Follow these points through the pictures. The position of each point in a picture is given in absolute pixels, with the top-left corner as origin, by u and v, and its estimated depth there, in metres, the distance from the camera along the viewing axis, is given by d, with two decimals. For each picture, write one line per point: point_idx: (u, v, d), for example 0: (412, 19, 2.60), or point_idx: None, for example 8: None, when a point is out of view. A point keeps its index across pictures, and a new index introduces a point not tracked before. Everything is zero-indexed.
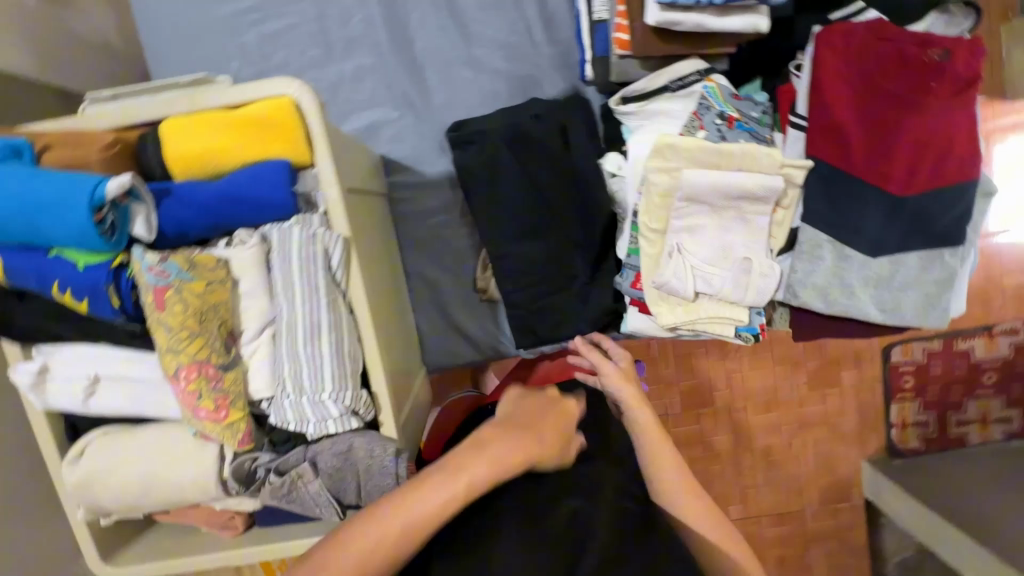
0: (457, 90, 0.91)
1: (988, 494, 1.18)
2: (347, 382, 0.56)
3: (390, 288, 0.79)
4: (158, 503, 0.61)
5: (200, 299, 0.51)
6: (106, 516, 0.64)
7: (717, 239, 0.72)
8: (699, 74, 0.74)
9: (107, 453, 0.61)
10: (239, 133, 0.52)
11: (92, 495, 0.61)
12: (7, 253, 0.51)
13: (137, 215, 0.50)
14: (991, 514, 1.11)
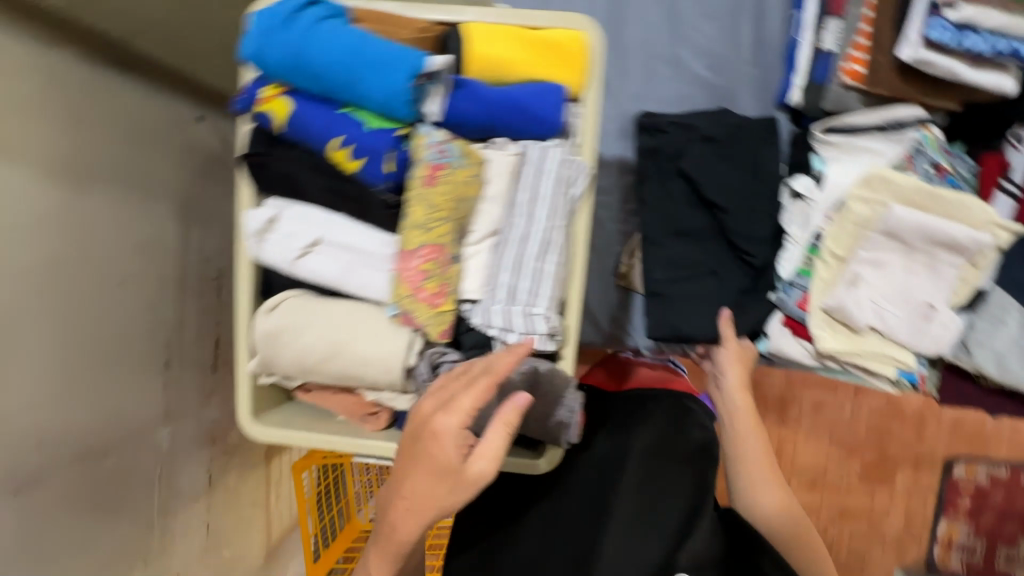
0: (654, 84, 0.94)
1: None
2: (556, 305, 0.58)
3: None
4: (336, 376, 0.64)
5: (462, 188, 0.54)
6: (271, 375, 0.67)
7: (901, 280, 0.73)
8: (917, 121, 0.75)
9: (298, 316, 0.63)
10: (534, 50, 0.55)
11: (276, 351, 0.64)
12: (304, 102, 0.56)
13: (432, 96, 0.54)
14: None
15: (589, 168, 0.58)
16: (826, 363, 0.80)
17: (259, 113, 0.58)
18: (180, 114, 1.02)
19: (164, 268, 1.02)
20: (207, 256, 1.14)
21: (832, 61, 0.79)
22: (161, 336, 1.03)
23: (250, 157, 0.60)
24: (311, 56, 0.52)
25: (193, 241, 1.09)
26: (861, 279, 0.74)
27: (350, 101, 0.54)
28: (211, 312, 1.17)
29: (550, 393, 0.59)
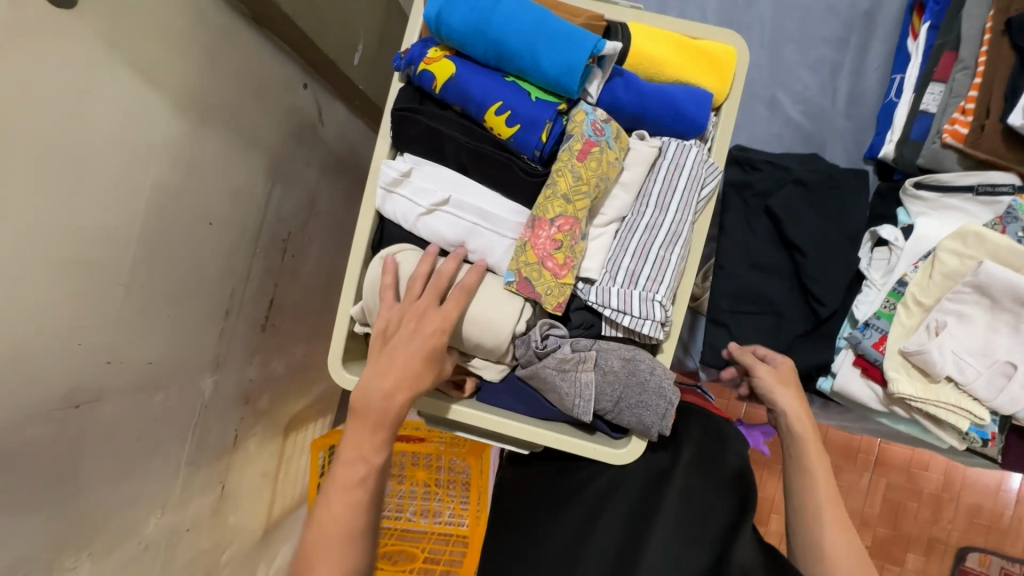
0: (749, 121, 0.98)
1: None
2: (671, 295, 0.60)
3: None
4: None
5: (607, 167, 0.57)
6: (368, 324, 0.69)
7: (983, 335, 0.75)
8: (1012, 188, 0.78)
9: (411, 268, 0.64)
10: (690, 55, 0.60)
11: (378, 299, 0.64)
12: (469, 68, 0.59)
13: (595, 78, 0.57)
14: None
15: (721, 172, 0.61)
16: (893, 409, 0.81)
17: (421, 72, 0.61)
18: (289, 75, 1.06)
19: (246, 218, 1.03)
20: (282, 216, 1.15)
21: (932, 120, 0.83)
22: (228, 285, 1.03)
23: (400, 111, 0.63)
24: (493, 23, 0.55)
25: (274, 199, 1.11)
26: (945, 328, 0.75)
27: (517, 71, 0.57)
28: (272, 272, 1.17)
29: (650, 382, 0.61)
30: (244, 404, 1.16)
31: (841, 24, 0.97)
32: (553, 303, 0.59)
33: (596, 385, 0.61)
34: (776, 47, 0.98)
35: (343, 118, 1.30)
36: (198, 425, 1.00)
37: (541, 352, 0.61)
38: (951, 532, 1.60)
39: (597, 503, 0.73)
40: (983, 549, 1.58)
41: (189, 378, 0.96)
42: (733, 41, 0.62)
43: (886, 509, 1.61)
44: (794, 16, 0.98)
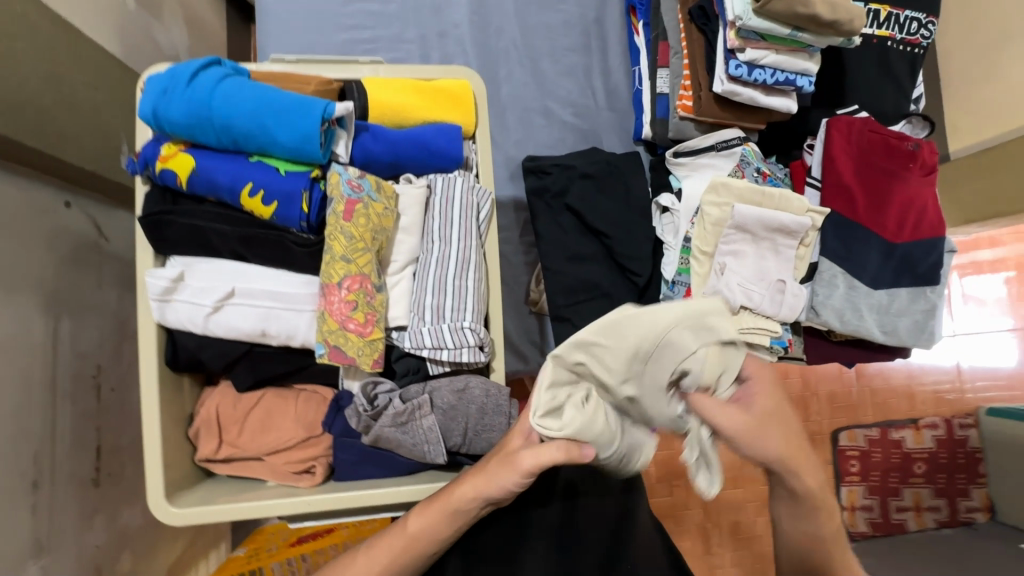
0: (532, 132, 1.07)
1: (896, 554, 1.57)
2: (480, 318, 0.62)
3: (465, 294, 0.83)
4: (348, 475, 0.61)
5: (379, 219, 0.58)
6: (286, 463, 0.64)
7: (757, 264, 0.88)
8: (739, 139, 0.94)
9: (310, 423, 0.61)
10: (429, 96, 0.64)
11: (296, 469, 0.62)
12: (209, 156, 0.57)
13: (341, 138, 0.58)
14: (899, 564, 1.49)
15: (492, 193, 0.65)
16: None
17: (161, 171, 0.58)
18: (45, 198, 0.94)
19: (32, 369, 0.88)
20: (82, 351, 1.00)
21: (669, 99, 0.97)
22: (29, 452, 0.86)
23: (149, 216, 0.58)
24: (214, 111, 0.54)
25: (63, 337, 0.96)
26: (727, 267, 0.88)
27: (258, 150, 0.56)
28: (89, 417, 1.01)
29: (488, 403, 0.62)
30: None
31: (581, 34, 1.10)
32: (366, 362, 0.58)
33: (436, 426, 0.61)
34: (534, 63, 1.08)
35: (130, 223, 1.17)
36: None
37: (373, 413, 0.60)
38: (822, 422, 1.85)
39: None
40: (848, 427, 1.86)
41: None
42: (464, 75, 0.67)
43: None
44: (540, 35, 1.09)
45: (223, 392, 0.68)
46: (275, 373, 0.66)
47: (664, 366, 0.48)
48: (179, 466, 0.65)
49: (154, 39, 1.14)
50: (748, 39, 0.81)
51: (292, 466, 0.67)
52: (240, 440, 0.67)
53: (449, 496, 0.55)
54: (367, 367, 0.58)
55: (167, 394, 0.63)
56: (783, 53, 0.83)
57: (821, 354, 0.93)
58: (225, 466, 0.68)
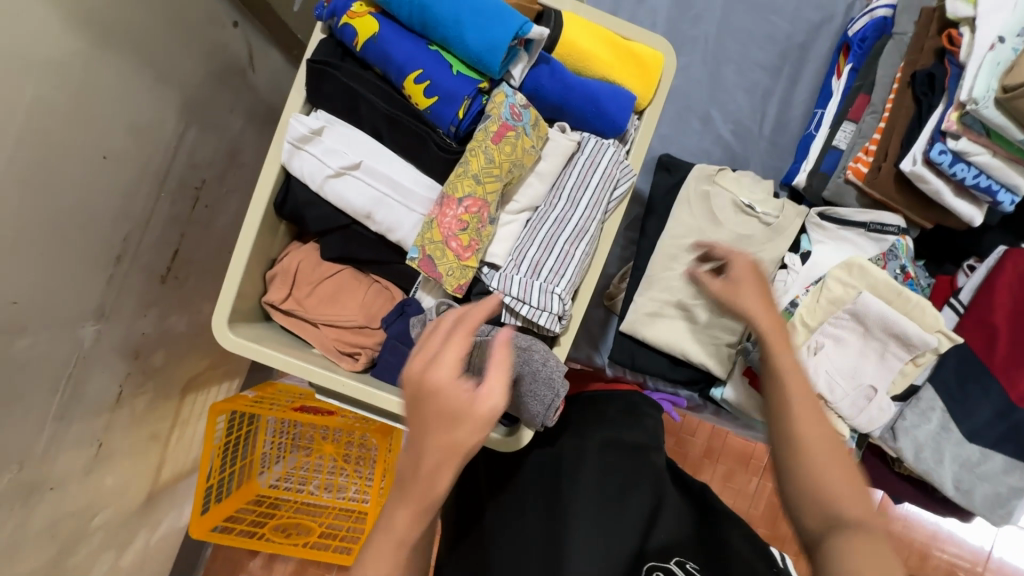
0: (682, 132, 1.01)
1: None
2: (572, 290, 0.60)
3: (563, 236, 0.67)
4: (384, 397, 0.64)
5: (522, 153, 0.57)
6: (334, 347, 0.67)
7: (856, 360, 0.81)
8: (897, 229, 0.85)
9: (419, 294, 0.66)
10: (618, 54, 0.60)
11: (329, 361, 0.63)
12: (393, 29, 0.56)
13: (520, 62, 0.56)
14: None
15: (636, 175, 0.62)
16: None
17: (344, 26, 0.57)
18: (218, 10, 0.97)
19: (152, 157, 0.94)
20: (195, 161, 1.05)
21: (841, 156, 0.89)
22: (122, 229, 0.92)
23: (316, 62, 0.59)
24: None
25: (187, 141, 1.01)
26: (822, 349, 0.81)
27: (442, 40, 0.55)
28: (179, 221, 1.07)
29: (542, 372, 0.61)
30: (133, 359, 1.06)
31: (777, 53, 1.01)
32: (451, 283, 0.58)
33: None
34: (716, 65, 1.01)
35: (278, 65, 1.22)
36: (73, 375, 0.91)
37: None
38: None
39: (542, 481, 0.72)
40: None
41: (64, 324, 0.86)
42: (660, 47, 0.63)
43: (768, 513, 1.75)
44: (735, 38, 1.01)
45: (308, 252, 0.70)
46: (362, 256, 0.68)
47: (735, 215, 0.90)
48: (248, 299, 0.68)
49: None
50: (970, 128, 0.71)
51: (340, 345, 0.68)
52: (305, 301, 0.69)
53: (414, 491, 0.47)
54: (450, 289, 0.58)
55: (265, 232, 0.66)
56: (1000, 158, 0.72)
57: (874, 477, 0.86)
58: (284, 317, 0.70)
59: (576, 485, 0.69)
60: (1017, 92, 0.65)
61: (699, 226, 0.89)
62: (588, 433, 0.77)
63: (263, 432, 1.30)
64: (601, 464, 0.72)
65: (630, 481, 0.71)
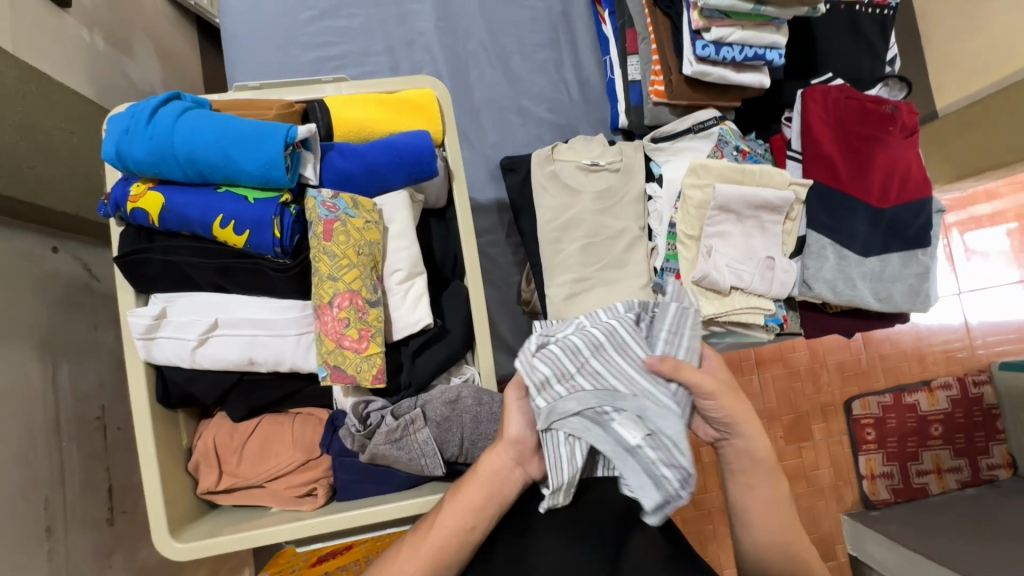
0: (508, 132, 1.07)
1: (931, 535, 1.55)
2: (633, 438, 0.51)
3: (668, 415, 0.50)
4: (364, 520, 0.63)
5: (359, 234, 0.58)
6: (301, 501, 0.66)
7: (744, 242, 0.87)
8: (715, 119, 0.93)
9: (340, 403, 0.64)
10: (393, 110, 0.63)
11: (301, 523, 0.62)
12: (177, 190, 0.57)
13: (308, 161, 0.58)
14: (930, 545, 1.47)
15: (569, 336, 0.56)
16: (712, 328, 0.90)
17: (132, 211, 0.58)
18: (29, 244, 0.94)
19: (35, 415, 0.89)
20: (82, 393, 1.00)
21: (641, 86, 0.96)
22: (39, 498, 0.87)
23: (125, 256, 0.59)
24: (176, 146, 0.53)
25: (63, 380, 0.96)
26: (714, 249, 0.87)
27: (225, 179, 0.55)
28: (98, 458, 1.01)
29: (481, 411, 0.63)
30: None
31: (547, 28, 1.09)
32: (365, 381, 0.58)
33: (431, 439, 0.60)
34: (504, 63, 1.08)
35: None
36: None
37: (365, 432, 0.59)
38: (834, 392, 1.86)
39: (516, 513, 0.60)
40: (860, 395, 1.87)
41: None
42: (426, 84, 0.67)
43: (781, 399, 1.83)
44: (508, 33, 1.09)
45: (218, 423, 0.68)
46: (267, 400, 0.66)
47: (587, 178, 0.93)
48: (183, 499, 0.65)
49: (129, 74, 1.16)
50: (713, 18, 0.80)
51: (293, 491, 0.67)
52: (239, 470, 0.67)
53: (483, 476, 0.55)
54: (370, 383, 0.58)
55: (162, 430, 0.63)
56: (749, 29, 0.81)
57: (820, 328, 0.92)
58: (229, 495, 0.68)
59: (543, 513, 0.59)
60: None
61: (563, 203, 0.92)
62: None
63: None
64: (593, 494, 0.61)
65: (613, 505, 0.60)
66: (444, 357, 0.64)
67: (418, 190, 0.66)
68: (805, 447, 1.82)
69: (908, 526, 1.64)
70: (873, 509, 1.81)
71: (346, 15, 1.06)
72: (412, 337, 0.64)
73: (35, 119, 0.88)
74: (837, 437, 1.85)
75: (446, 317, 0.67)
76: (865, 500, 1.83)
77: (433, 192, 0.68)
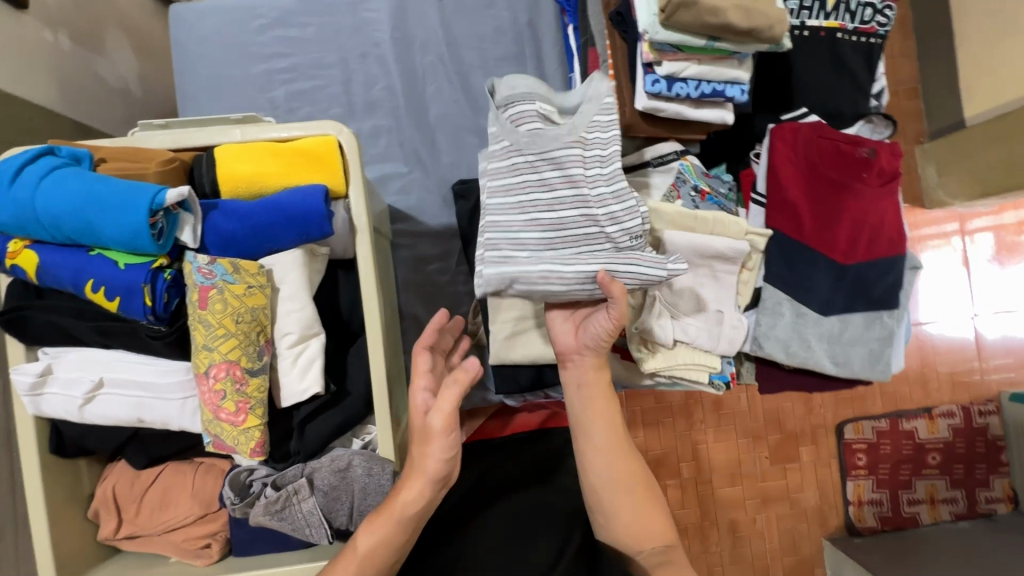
0: (463, 153, 1.01)
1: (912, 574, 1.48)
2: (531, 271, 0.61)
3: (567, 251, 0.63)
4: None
5: (239, 301, 0.55)
6: (196, 556, 0.65)
7: (694, 292, 0.81)
8: (676, 154, 0.86)
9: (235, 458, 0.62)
10: (288, 162, 0.59)
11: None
12: (52, 249, 0.55)
13: (186, 224, 0.54)
14: None
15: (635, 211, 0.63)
16: (656, 379, 0.83)
17: (11, 267, 0.56)
18: None
19: None
20: None
21: None
22: None
23: (5, 313, 0.57)
24: (39, 209, 0.51)
25: None
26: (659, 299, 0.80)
27: (94, 244, 0.53)
28: None
29: (369, 483, 0.60)
30: None
31: (511, 41, 1.02)
32: (243, 453, 0.56)
33: (316, 509, 0.58)
34: (463, 79, 1.02)
35: None
36: None
37: (245, 502, 0.57)
38: (825, 415, 1.79)
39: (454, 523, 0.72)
40: (854, 419, 1.79)
41: None
42: (330, 129, 0.62)
43: (768, 419, 1.76)
44: (468, 46, 1.02)
45: (120, 471, 0.67)
46: (166, 452, 0.66)
47: None
48: (82, 546, 0.65)
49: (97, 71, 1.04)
50: (664, 51, 0.72)
51: (189, 545, 0.66)
52: (137, 519, 0.66)
53: (400, 510, 0.56)
54: (248, 455, 0.56)
55: (59, 480, 0.63)
56: (706, 63, 0.73)
57: (774, 383, 0.86)
58: (130, 541, 0.68)
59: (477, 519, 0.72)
60: (669, 9, 0.64)
61: None
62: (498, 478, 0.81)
63: None
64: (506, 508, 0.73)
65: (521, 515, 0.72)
66: (340, 423, 0.62)
67: (319, 244, 0.63)
68: (790, 469, 1.76)
69: (890, 559, 1.58)
70: (857, 536, 1.74)
71: (298, 24, 1.01)
72: (304, 403, 0.61)
73: None
74: (825, 460, 1.78)
75: (347, 378, 0.64)
76: (851, 527, 1.76)
77: (339, 244, 0.64)
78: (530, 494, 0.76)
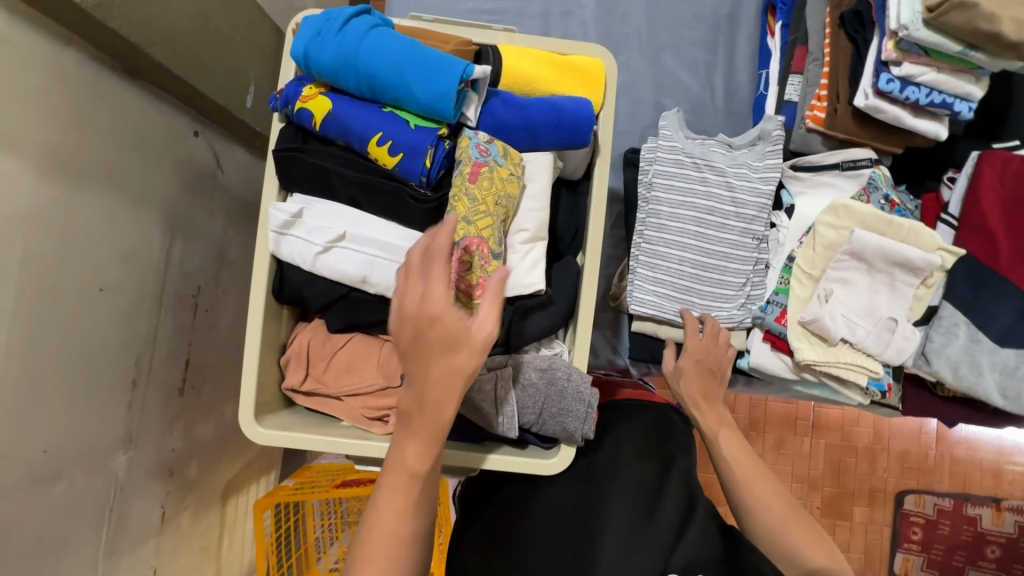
0: (639, 124, 1.04)
1: None
2: (674, 240, 0.85)
3: (708, 232, 0.84)
4: None
5: (501, 183, 0.58)
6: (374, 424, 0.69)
7: (867, 297, 0.82)
8: (870, 161, 0.86)
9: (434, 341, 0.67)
10: (562, 70, 0.63)
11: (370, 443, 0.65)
12: (345, 101, 0.59)
13: (471, 102, 0.58)
14: None
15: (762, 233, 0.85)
16: (803, 375, 0.85)
17: (299, 110, 0.60)
18: (178, 124, 0.99)
19: (145, 280, 0.93)
20: (186, 271, 1.04)
21: (796, 108, 0.90)
22: (132, 354, 0.92)
23: (282, 151, 0.62)
24: (361, 59, 0.55)
25: (174, 255, 1.00)
26: (833, 295, 0.81)
27: (393, 101, 0.57)
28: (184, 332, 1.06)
29: (567, 388, 0.62)
30: (169, 477, 1.05)
31: (708, 28, 1.05)
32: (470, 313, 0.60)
33: (514, 400, 0.61)
34: (655, 54, 1.04)
35: (245, 162, 1.22)
36: (114, 508, 0.90)
37: None
38: (887, 480, 1.71)
39: (583, 490, 0.75)
40: (916, 490, 1.69)
41: (96, 460, 0.86)
42: (597, 53, 0.66)
43: (829, 469, 1.69)
44: (666, 25, 1.05)
45: (315, 329, 0.71)
46: (367, 320, 0.68)
47: None
48: (269, 390, 0.69)
49: None
50: (908, 52, 0.74)
51: (367, 411, 0.69)
52: (324, 377, 0.70)
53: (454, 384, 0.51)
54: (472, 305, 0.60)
55: (270, 320, 0.67)
56: (945, 72, 0.75)
57: (921, 408, 0.86)
58: (306, 397, 0.71)
59: (606, 487, 0.75)
60: (942, 8, 0.66)
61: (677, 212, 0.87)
62: (625, 438, 0.80)
63: (310, 516, 1.37)
64: (631, 476, 0.76)
65: (644, 487, 0.76)
66: (547, 326, 0.64)
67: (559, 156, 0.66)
68: (841, 526, 1.69)
69: None
70: None
71: None
72: (519, 298, 0.64)
73: (211, 10, 0.93)
74: (878, 525, 1.70)
75: (554, 287, 0.67)
76: None
77: (573, 162, 0.67)
78: (648, 467, 0.78)
